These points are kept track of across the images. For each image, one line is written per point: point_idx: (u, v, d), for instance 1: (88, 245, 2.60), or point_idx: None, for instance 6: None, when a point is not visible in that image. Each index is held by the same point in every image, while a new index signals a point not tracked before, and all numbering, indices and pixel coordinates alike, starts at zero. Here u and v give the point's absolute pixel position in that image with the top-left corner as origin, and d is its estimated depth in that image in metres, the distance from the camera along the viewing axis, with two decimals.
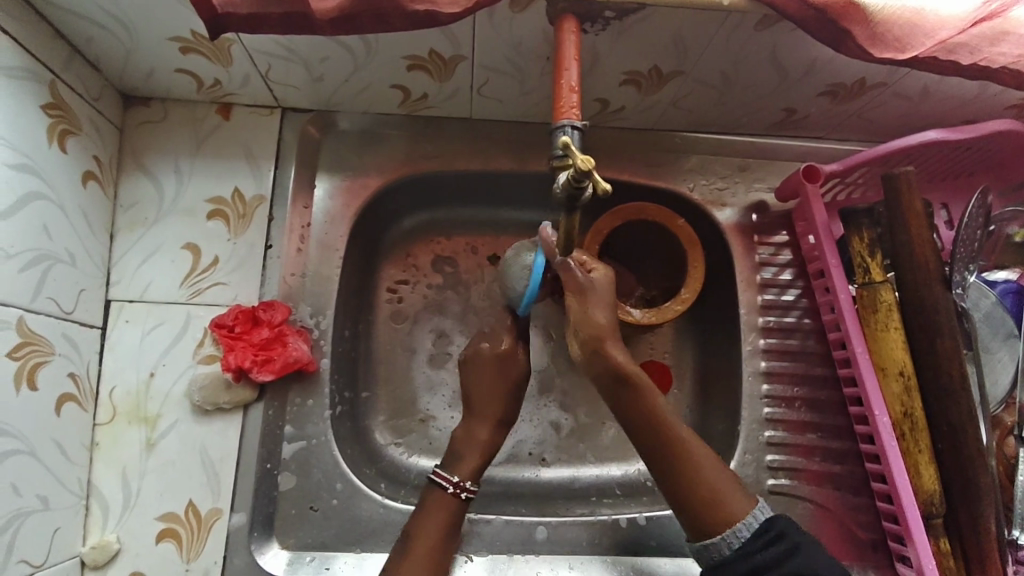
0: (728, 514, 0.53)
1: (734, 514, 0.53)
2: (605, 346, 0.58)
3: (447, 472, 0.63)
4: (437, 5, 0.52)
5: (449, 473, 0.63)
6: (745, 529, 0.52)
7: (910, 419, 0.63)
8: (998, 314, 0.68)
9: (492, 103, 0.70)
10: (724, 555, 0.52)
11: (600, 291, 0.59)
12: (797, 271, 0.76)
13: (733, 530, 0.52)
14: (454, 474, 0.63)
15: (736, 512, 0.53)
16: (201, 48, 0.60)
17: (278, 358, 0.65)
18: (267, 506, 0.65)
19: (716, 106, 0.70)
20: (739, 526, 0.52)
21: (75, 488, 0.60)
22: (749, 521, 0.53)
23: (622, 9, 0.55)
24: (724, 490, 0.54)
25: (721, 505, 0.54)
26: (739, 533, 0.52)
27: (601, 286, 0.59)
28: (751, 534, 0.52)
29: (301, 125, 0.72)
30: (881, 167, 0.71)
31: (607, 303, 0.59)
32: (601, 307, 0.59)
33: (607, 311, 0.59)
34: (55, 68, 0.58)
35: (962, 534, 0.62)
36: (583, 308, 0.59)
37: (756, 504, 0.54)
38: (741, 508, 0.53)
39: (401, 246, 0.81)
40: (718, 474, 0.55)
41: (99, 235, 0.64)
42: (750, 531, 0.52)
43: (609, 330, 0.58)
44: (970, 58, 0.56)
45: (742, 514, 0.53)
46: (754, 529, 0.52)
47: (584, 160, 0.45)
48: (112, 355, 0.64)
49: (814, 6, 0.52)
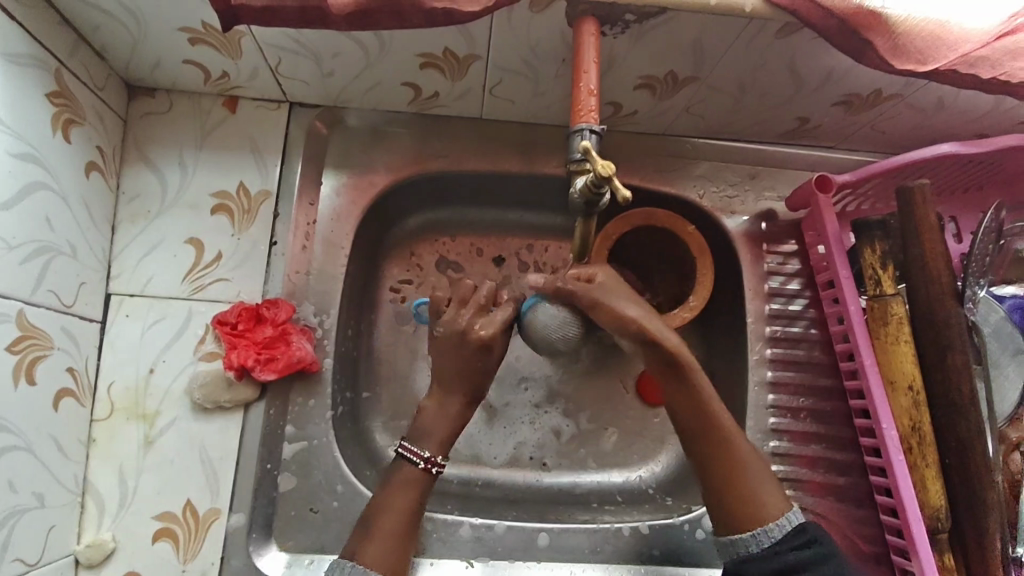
0: (762, 506, 0.55)
1: (768, 515, 0.55)
2: (654, 339, 0.57)
3: (418, 447, 0.61)
4: (455, 4, 0.50)
5: (418, 448, 0.61)
6: (778, 530, 0.54)
7: (917, 433, 0.63)
8: (1007, 330, 0.67)
9: (504, 103, 0.69)
10: (751, 551, 0.54)
11: (610, 286, 0.59)
12: (805, 281, 0.75)
13: (765, 529, 0.54)
14: (424, 449, 0.61)
15: (771, 513, 0.55)
16: (210, 39, 0.58)
17: (282, 358, 0.64)
18: (266, 508, 0.64)
19: (730, 113, 0.70)
20: (772, 525, 0.54)
21: (71, 484, 0.59)
22: (783, 523, 0.54)
23: (644, 13, 0.54)
24: (763, 493, 0.56)
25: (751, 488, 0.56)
26: (769, 534, 0.54)
27: (608, 286, 0.59)
28: (782, 536, 0.53)
29: (308, 120, 0.71)
30: (893, 179, 0.70)
31: (626, 298, 0.59)
32: (625, 299, 0.58)
33: (628, 302, 0.58)
34: (61, 56, 0.56)
35: (966, 548, 0.62)
36: (611, 310, 0.58)
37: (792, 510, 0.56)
38: (777, 509, 0.55)
39: (405, 245, 0.80)
40: (761, 477, 0.57)
41: (100, 226, 0.63)
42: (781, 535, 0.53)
43: (650, 322, 0.58)
44: (992, 72, 0.55)
45: (778, 516, 0.55)
46: (786, 532, 0.54)
47: (605, 167, 0.43)
48: (111, 350, 0.63)
49: (837, 14, 0.51)
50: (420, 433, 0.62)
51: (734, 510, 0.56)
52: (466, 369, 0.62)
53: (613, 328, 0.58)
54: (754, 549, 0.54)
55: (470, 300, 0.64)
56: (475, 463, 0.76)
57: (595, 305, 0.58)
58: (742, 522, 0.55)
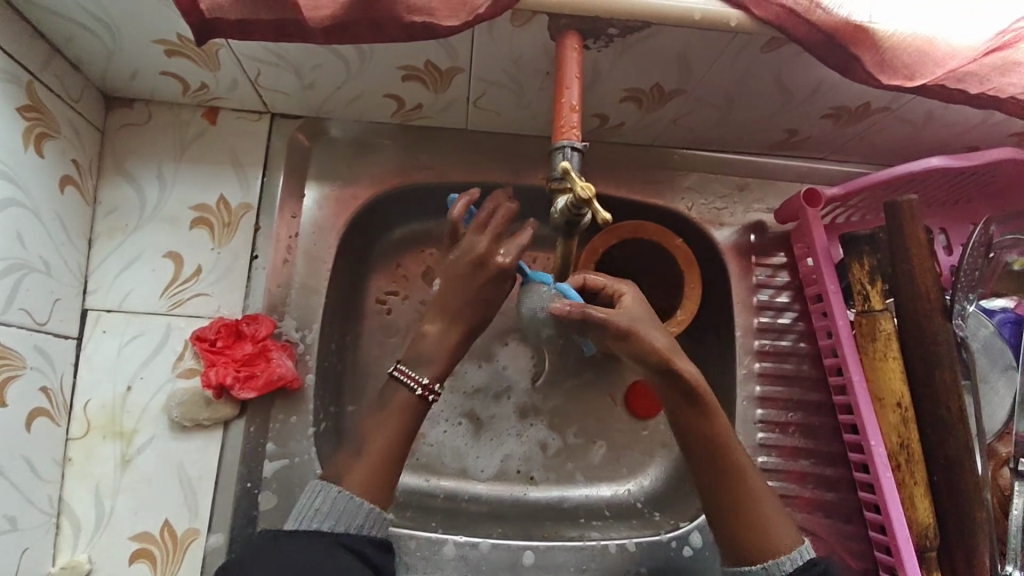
0: (775, 544, 0.56)
1: (780, 548, 0.56)
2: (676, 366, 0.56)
3: (416, 372, 0.61)
4: (435, 18, 0.49)
5: (415, 373, 0.61)
6: (790, 564, 0.55)
7: (906, 451, 0.62)
8: (997, 345, 0.67)
9: (488, 115, 0.68)
10: None
11: (638, 313, 0.57)
12: (795, 294, 0.74)
13: (777, 562, 0.55)
14: (422, 375, 0.61)
15: (783, 546, 0.56)
16: (187, 51, 0.57)
17: (262, 375, 0.63)
18: (246, 527, 0.62)
19: (717, 125, 0.69)
20: (783, 559, 0.55)
21: (45, 506, 0.57)
22: (794, 557, 0.56)
23: (627, 27, 0.53)
24: (775, 524, 0.57)
25: (761, 524, 0.57)
26: (780, 567, 0.55)
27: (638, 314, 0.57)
28: (793, 569, 0.55)
29: (291, 132, 0.70)
30: (883, 192, 0.69)
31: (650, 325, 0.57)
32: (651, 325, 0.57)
33: (657, 332, 0.57)
34: (34, 69, 0.55)
35: (955, 566, 0.61)
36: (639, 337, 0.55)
37: (801, 543, 0.57)
38: (788, 544, 0.56)
39: (391, 256, 0.79)
40: (769, 505, 0.58)
41: (76, 241, 0.62)
42: (793, 567, 0.55)
43: (674, 350, 0.56)
44: (980, 88, 0.55)
45: (788, 549, 0.56)
46: (797, 565, 0.55)
47: (584, 188, 0.42)
48: (89, 366, 0.62)
49: (823, 30, 0.50)
50: (420, 360, 0.62)
51: (745, 541, 0.56)
52: (445, 355, 0.62)
53: (637, 356, 0.56)
54: None
55: (491, 229, 0.62)
56: (462, 477, 0.75)
57: (628, 333, 0.55)
58: (752, 555, 0.56)
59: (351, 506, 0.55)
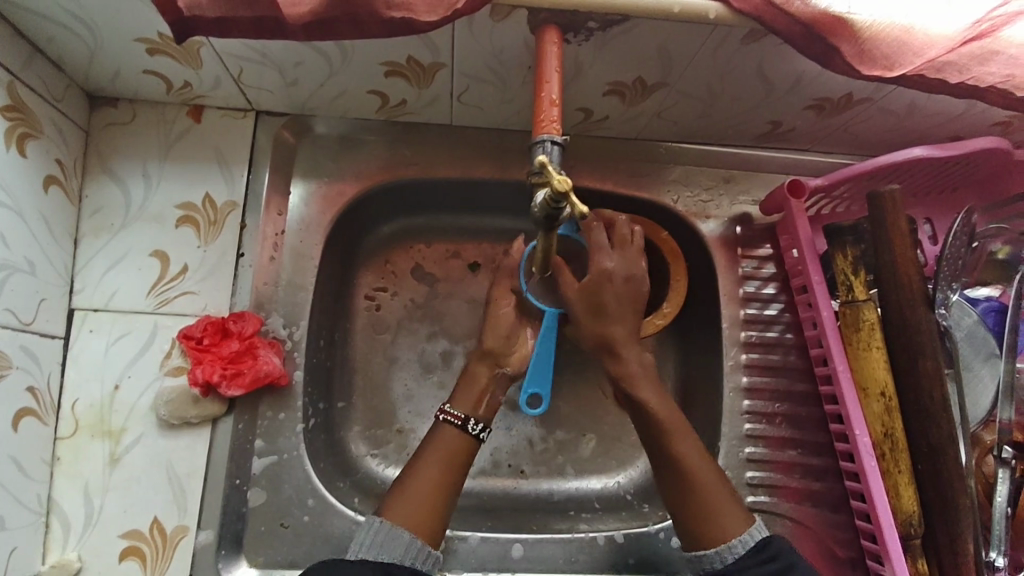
0: (724, 527, 0.56)
1: (729, 532, 0.56)
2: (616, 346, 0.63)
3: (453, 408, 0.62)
4: (413, 13, 0.49)
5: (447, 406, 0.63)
6: (740, 546, 0.55)
7: (890, 440, 0.63)
8: (980, 334, 0.68)
9: (472, 110, 0.69)
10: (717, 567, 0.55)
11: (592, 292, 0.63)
12: (781, 285, 0.75)
13: (727, 546, 0.55)
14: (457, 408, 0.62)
15: (730, 529, 0.56)
16: (169, 49, 0.57)
17: (248, 372, 0.63)
18: (235, 523, 0.63)
19: (702, 117, 0.69)
20: (735, 542, 0.55)
21: (34, 505, 0.57)
22: (745, 539, 0.55)
23: (607, 20, 0.53)
24: (723, 507, 0.57)
25: (705, 500, 0.57)
26: (732, 550, 0.55)
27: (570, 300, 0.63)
28: (745, 552, 0.55)
29: (276, 129, 0.70)
30: (867, 183, 0.70)
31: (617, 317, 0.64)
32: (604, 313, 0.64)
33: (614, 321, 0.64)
34: (14, 68, 0.55)
35: (938, 554, 0.61)
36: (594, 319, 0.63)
37: (752, 524, 0.57)
38: (737, 526, 0.56)
39: (379, 253, 0.79)
40: (711, 483, 0.58)
41: (62, 241, 0.62)
42: (744, 550, 0.55)
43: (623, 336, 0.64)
44: (959, 77, 0.55)
45: (737, 531, 0.56)
46: (749, 548, 0.55)
47: (562, 181, 0.41)
48: (75, 365, 0.62)
49: (802, 22, 0.51)
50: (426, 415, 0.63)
51: (694, 524, 0.57)
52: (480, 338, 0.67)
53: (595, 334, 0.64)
54: (718, 566, 0.55)
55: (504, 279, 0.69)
56: None
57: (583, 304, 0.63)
58: (704, 539, 0.57)
59: (395, 533, 0.54)
